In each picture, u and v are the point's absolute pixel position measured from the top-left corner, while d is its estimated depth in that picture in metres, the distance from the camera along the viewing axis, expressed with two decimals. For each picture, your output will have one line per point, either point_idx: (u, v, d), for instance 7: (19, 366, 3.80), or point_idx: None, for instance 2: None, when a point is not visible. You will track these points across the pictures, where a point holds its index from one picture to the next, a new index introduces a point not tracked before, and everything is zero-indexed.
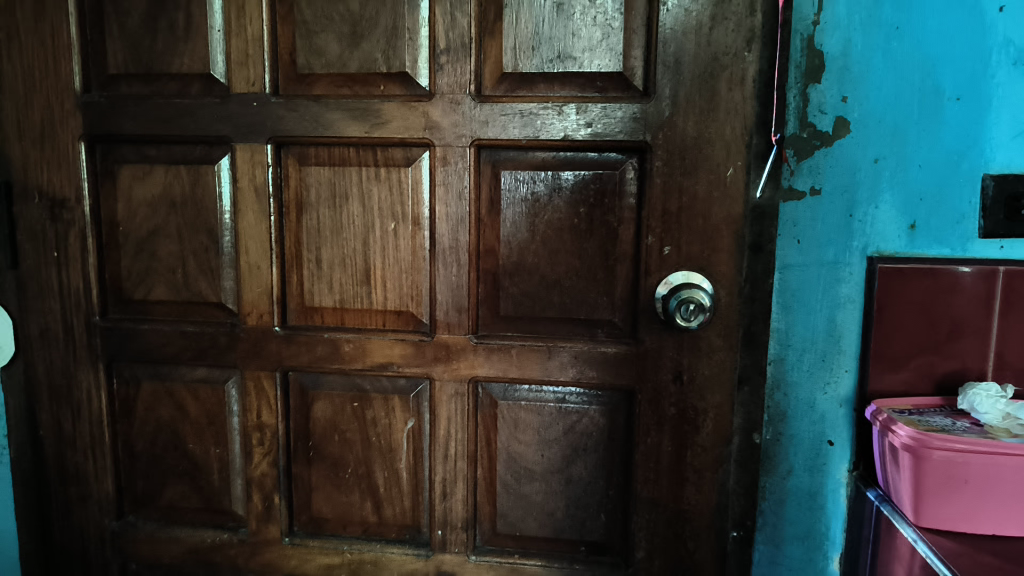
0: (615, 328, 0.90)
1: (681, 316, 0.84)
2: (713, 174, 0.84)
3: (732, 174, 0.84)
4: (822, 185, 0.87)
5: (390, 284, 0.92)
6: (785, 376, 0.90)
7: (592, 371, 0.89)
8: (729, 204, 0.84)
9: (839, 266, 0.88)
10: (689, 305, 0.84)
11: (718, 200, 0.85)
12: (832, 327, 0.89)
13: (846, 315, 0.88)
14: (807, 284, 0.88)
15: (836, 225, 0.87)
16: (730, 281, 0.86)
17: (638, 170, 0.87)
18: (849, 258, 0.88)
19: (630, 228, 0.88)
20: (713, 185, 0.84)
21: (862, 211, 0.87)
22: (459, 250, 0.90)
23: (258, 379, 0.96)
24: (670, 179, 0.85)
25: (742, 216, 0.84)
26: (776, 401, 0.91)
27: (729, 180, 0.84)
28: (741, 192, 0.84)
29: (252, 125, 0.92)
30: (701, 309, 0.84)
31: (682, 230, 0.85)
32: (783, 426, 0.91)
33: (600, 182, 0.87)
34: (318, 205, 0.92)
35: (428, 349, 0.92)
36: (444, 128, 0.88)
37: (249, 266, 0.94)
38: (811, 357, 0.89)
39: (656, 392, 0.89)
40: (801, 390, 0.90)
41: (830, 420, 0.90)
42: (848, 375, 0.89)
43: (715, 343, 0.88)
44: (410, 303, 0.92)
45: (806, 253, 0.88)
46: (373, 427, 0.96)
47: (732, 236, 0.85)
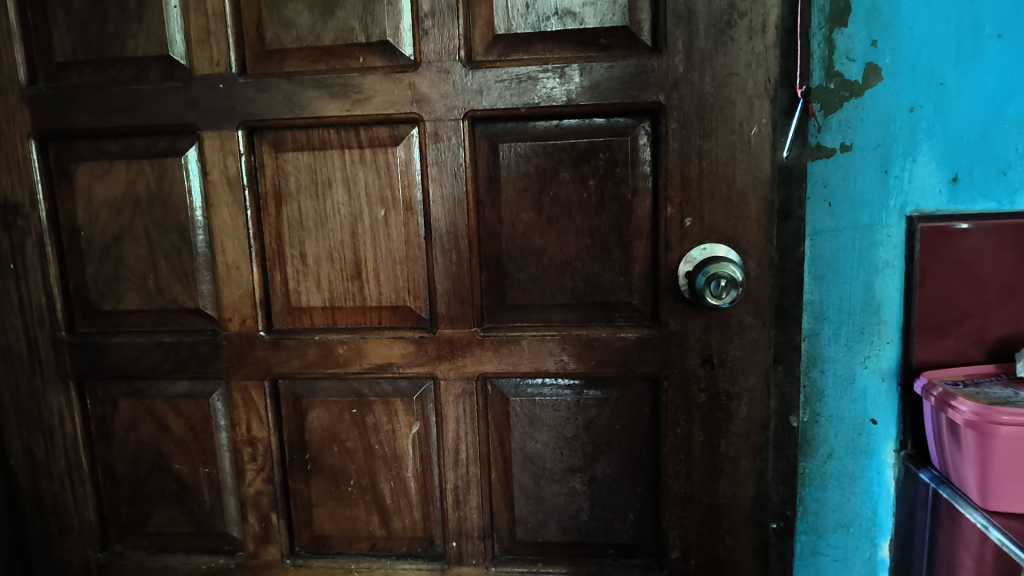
0: (634, 311, 0.81)
1: (709, 296, 0.74)
2: (735, 134, 0.76)
3: (757, 133, 0.76)
4: (853, 140, 0.79)
5: (383, 277, 0.84)
6: (821, 352, 0.83)
7: (612, 360, 0.81)
8: (754, 167, 0.76)
9: (874, 229, 0.80)
10: (719, 283, 0.73)
11: (744, 161, 0.76)
12: (871, 296, 0.81)
13: (885, 283, 0.81)
14: (841, 250, 0.81)
15: (869, 184, 0.79)
16: (761, 252, 0.78)
17: (651, 135, 0.78)
18: (886, 219, 0.80)
19: (645, 200, 0.79)
20: (736, 146, 0.76)
21: (898, 166, 0.79)
22: (458, 234, 0.81)
23: (246, 390, 0.88)
24: (688, 141, 0.76)
25: (770, 180, 0.76)
26: (812, 380, 0.84)
27: (754, 139, 0.76)
28: (768, 152, 0.76)
29: (220, 111, 0.82)
30: (735, 285, 0.74)
31: (704, 198, 0.77)
32: (820, 407, 0.84)
33: (610, 150, 0.78)
34: (299, 195, 0.84)
35: (429, 347, 0.84)
36: (433, 101, 0.79)
37: (226, 267, 0.85)
38: (848, 329, 0.82)
39: (684, 378, 0.81)
40: (839, 366, 0.83)
41: (872, 397, 0.83)
42: (889, 347, 0.82)
43: (747, 321, 0.79)
44: (408, 298, 0.84)
45: (838, 217, 0.80)
46: (374, 435, 0.88)
47: (760, 202, 0.77)
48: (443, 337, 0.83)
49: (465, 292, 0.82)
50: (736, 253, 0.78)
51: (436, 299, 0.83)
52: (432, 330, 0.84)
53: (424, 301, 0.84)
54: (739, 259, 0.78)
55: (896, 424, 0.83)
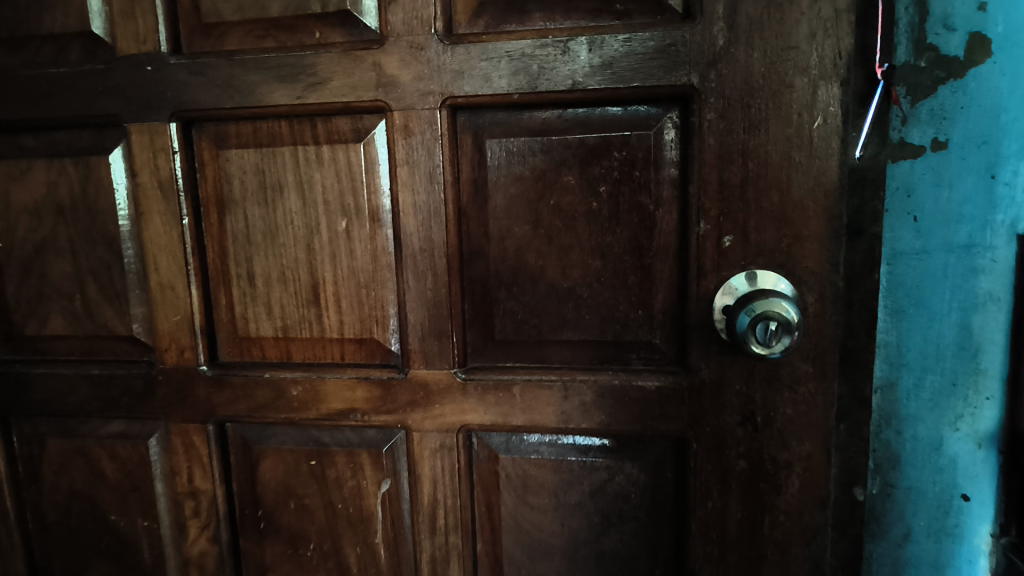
0: (655, 353, 0.64)
1: (755, 342, 0.55)
2: (792, 127, 0.58)
3: (822, 126, 0.57)
4: (948, 136, 0.60)
5: (345, 303, 0.68)
6: (897, 408, 0.65)
7: (626, 414, 0.64)
8: (816, 171, 0.58)
9: (973, 252, 0.61)
10: (768, 326, 0.54)
11: (803, 163, 0.58)
12: (965, 338, 0.63)
13: (985, 322, 0.63)
14: (927, 279, 0.63)
15: (969, 193, 0.61)
16: (823, 282, 0.59)
17: (681, 128, 0.60)
18: (991, 238, 0.61)
19: (671, 212, 0.61)
20: (793, 143, 0.58)
21: (1008, 170, 0.60)
22: (434, 253, 0.65)
23: (186, 435, 0.73)
24: (730, 136, 0.58)
25: (838, 187, 0.58)
26: (884, 442, 0.66)
27: (817, 134, 0.57)
28: (836, 151, 0.57)
29: (149, 99, 0.67)
30: (790, 330, 0.54)
31: (748, 211, 0.59)
32: (893, 476, 0.67)
33: (628, 148, 0.61)
34: (244, 202, 0.68)
35: (400, 391, 0.68)
36: (402, 85, 0.62)
37: (161, 287, 0.71)
38: (933, 379, 0.65)
39: (718, 441, 0.63)
40: (920, 426, 0.66)
41: (962, 464, 0.66)
42: (987, 403, 0.64)
43: (801, 372, 0.60)
44: (375, 329, 0.68)
45: (926, 236, 0.62)
46: (337, 491, 0.72)
47: (824, 217, 0.58)
48: (416, 378, 0.67)
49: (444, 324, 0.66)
50: (790, 284, 0.59)
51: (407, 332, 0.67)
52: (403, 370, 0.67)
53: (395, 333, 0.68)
54: (793, 292, 0.59)
55: (993, 499, 0.65)
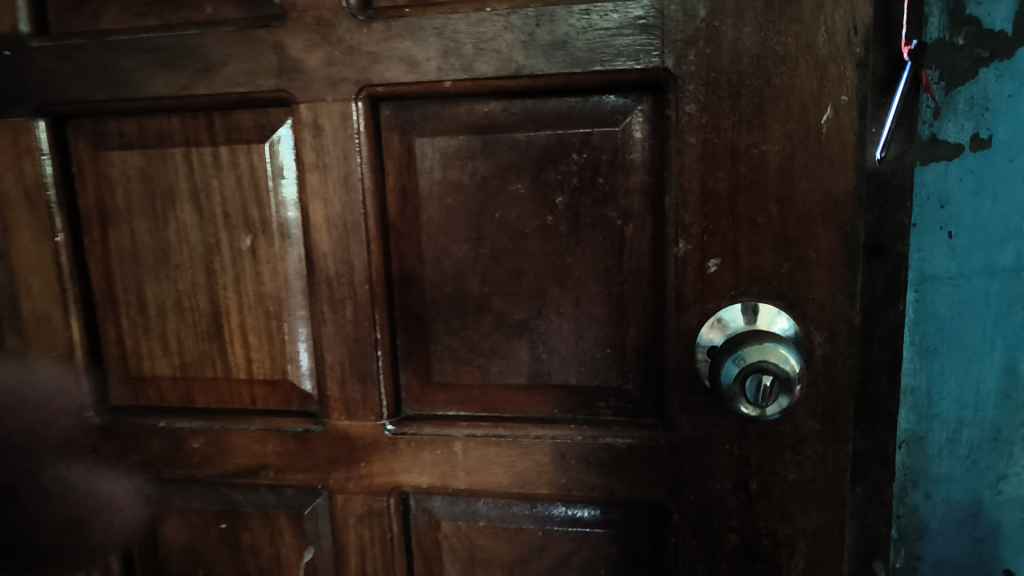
0: (627, 401, 0.52)
1: (744, 403, 0.43)
2: (794, 122, 0.45)
3: (833, 120, 0.45)
4: (993, 132, 0.48)
5: (254, 338, 0.56)
6: (926, 467, 0.54)
7: (591, 478, 0.52)
8: (825, 177, 0.45)
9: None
10: (763, 383, 0.42)
11: (809, 167, 0.45)
12: (1012, 384, 0.51)
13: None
14: (965, 310, 0.51)
15: (1018, 203, 0.49)
16: (835, 317, 0.46)
17: (654, 123, 0.48)
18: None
19: (645, 228, 0.49)
20: (795, 142, 0.45)
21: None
22: (353, 279, 0.53)
23: (73, 491, 0.62)
24: (716, 133, 0.46)
25: (853, 198, 0.45)
26: (909, 509, 0.55)
27: (828, 130, 0.45)
28: (850, 152, 0.45)
29: (11, 90, 0.55)
30: (789, 390, 0.43)
31: (739, 228, 0.47)
32: (919, 549, 0.55)
33: (589, 148, 0.49)
34: (130, 215, 0.56)
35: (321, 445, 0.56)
36: (311, 71, 0.50)
37: (35, 318, 0.59)
38: (972, 434, 0.53)
39: (704, 511, 0.51)
40: (953, 490, 0.54)
41: (1004, 535, 0.54)
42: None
43: (807, 430, 0.48)
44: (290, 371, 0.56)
45: (964, 258, 0.50)
46: (252, 559, 0.61)
47: (835, 236, 0.46)
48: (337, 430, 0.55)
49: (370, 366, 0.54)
50: (791, 318, 0.47)
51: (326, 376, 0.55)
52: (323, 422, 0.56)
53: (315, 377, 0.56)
54: (797, 328, 0.47)
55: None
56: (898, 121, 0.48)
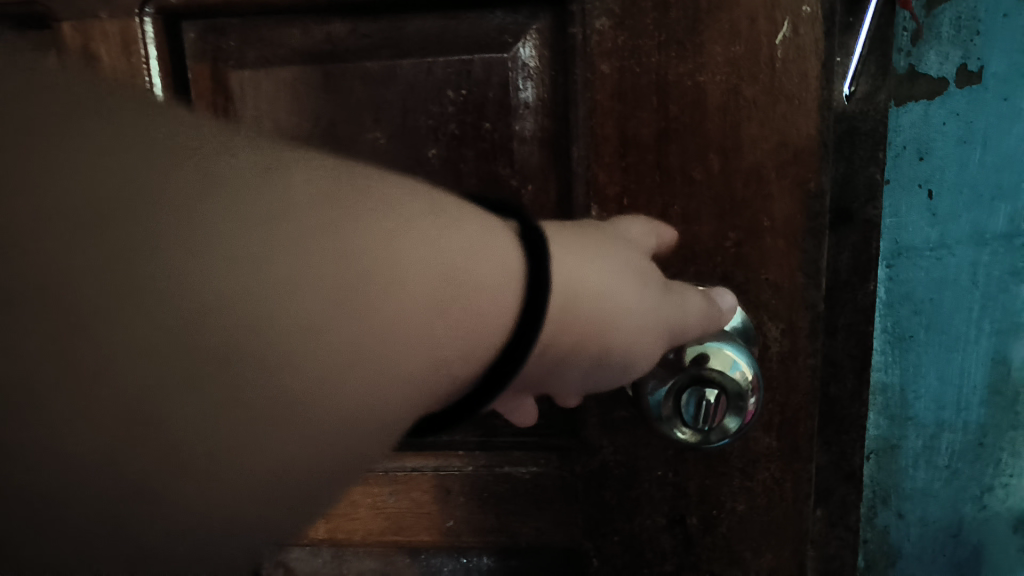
0: (532, 418, 0.40)
1: (676, 428, 0.33)
2: (739, 42, 0.33)
3: (791, 41, 0.32)
4: (985, 62, 0.37)
5: (9, 186, 0.15)
6: (898, 480, 0.45)
7: (488, 516, 0.41)
8: (780, 118, 0.33)
9: (1015, 244, 0.40)
10: (705, 399, 0.32)
11: (761, 104, 0.33)
12: (999, 374, 0.42)
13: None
14: (946, 289, 0.41)
15: (1010, 154, 0.38)
16: (793, 303, 0.35)
17: (557, 49, 0.35)
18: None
19: (549, 190, 0.37)
20: (742, 71, 0.33)
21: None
22: None
23: None
24: (636, 59, 0.34)
25: (815, 146, 0.33)
26: (878, 528, 0.46)
27: (782, 54, 0.32)
28: (813, 84, 0.33)
29: None
30: (740, 411, 0.33)
31: (670, 188, 0.35)
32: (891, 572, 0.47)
33: (468, 82, 0.36)
34: None
35: (251, 470, 0.19)
36: None
37: None
38: (951, 436, 0.44)
39: (630, 556, 0.39)
40: (929, 504, 0.45)
41: (988, 550, 0.46)
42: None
43: (760, 449, 0.37)
44: (117, 269, 0.16)
45: (945, 224, 0.40)
46: None
47: (794, 196, 0.34)
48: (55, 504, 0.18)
49: (463, 250, 0.22)
50: (737, 304, 0.36)
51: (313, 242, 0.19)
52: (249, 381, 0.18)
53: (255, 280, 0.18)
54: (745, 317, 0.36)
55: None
56: (868, 47, 0.36)
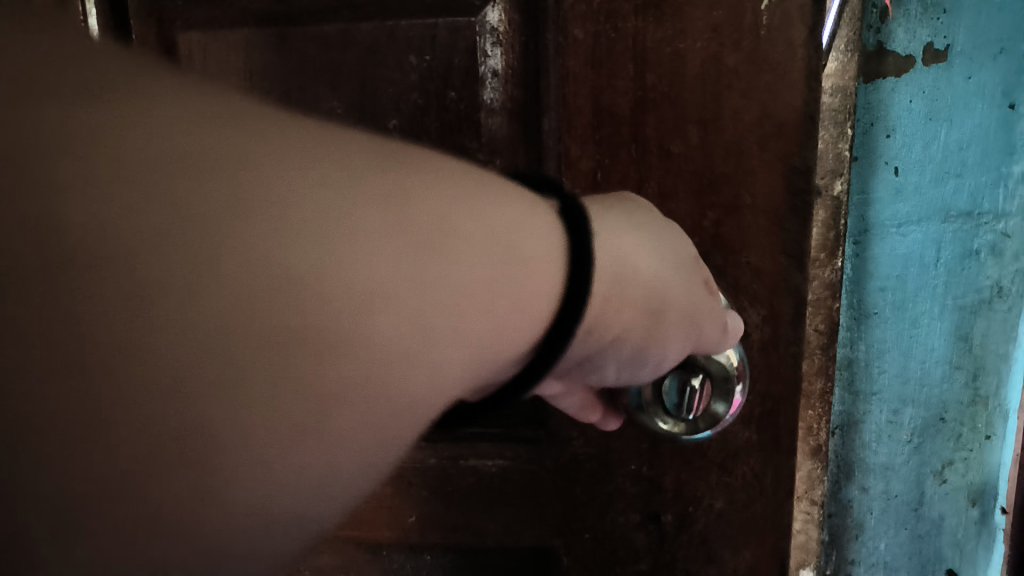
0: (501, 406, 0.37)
1: (661, 416, 0.30)
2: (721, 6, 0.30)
3: (777, 6, 0.30)
4: (951, 41, 0.37)
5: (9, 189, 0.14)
6: (863, 462, 0.44)
7: (451, 510, 0.39)
8: (764, 87, 0.31)
9: (977, 224, 0.40)
10: (692, 387, 0.29)
11: (743, 73, 0.31)
12: (961, 352, 0.42)
13: (989, 324, 0.41)
14: (911, 267, 0.40)
15: (973, 138, 0.38)
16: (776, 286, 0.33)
17: (525, 12, 0.33)
18: (1002, 203, 0.39)
19: (517, 164, 0.35)
20: (724, 38, 0.31)
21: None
22: None
23: None
24: (610, 22, 0.31)
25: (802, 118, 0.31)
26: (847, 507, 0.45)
27: (767, 21, 0.30)
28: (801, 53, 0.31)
29: None
30: (728, 395, 0.31)
31: (645, 163, 0.33)
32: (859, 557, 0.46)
33: (431, 48, 0.34)
34: None
35: (297, 458, 0.17)
36: None
37: None
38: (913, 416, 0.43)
39: (601, 553, 0.37)
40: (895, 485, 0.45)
41: (951, 533, 0.45)
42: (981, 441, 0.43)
43: (739, 441, 0.35)
44: (147, 249, 0.15)
45: (912, 204, 0.39)
46: None
47: (778, 173, 0.32)
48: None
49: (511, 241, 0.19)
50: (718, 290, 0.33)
51: (370, 237, 0.17)
52: (299, 371, 0.16)
53: (297, 285, 0.16)
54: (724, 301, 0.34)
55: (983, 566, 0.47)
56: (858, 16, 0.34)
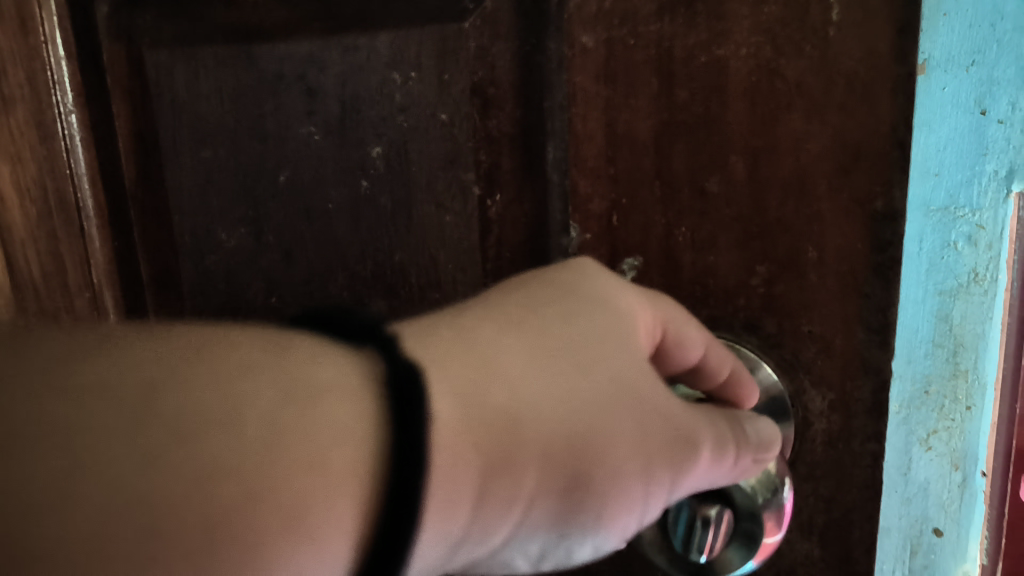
0: None
1: (663, 554, 0.26)
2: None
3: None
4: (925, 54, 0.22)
5: None
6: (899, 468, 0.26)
7: None
8: (835, 106, 0.23)
9: (949, 216, 0.23)
10: (703, 524, 0.24)
11: (807, 88, 0.23)
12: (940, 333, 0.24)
13: (966, 316, 0.24)
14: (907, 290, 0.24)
15: (932, 137, 0.23)
16: (847, 366, 0.25)
17: (528, 18, 0.26)
18: (977, 191, 0.23)
19: (522, 203, 0.28)
20: (779, 42, 0.23)
21: (1012, 98, 0.22)
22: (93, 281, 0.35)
23: None
24: (628, 26, 0.24)
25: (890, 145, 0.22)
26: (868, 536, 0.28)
27: (840, 16, 0.22)
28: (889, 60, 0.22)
29: None
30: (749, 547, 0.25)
31: (677, 204, 0.25)
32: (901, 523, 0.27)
33: (414, 61, 0.28)
34: None
35: None
36: None
37: None
38: (904, 404, 0.25)
39: None
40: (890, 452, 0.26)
41: (935, 498, 0.26)
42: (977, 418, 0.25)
43: (795, 555, 0.27)
44: None
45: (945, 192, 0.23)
46: None
47: (859, 219, 0.24)
48: None
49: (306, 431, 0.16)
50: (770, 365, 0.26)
51: (67, 541, 0.14)
52: None
53: None
54: (777, 379, 0.26)
55: (972, 559, 0.26)
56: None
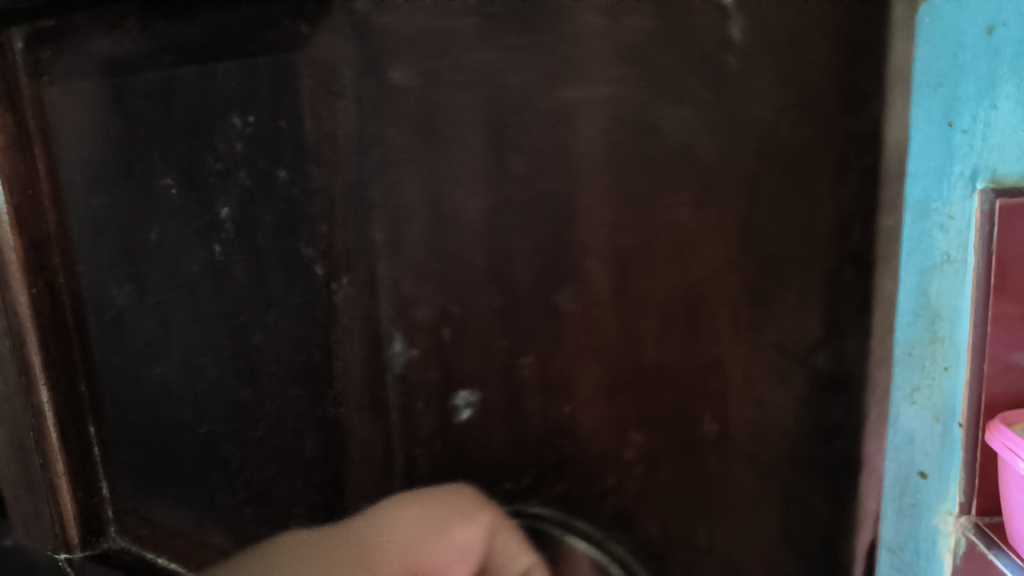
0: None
1: None
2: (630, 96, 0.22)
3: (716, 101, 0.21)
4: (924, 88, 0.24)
5: None
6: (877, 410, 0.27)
7: None
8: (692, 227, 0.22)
9: (926, 209, 0.25)
10: None
11: (670, 159, 0.22)
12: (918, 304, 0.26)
13: (942, 294, 0.25)
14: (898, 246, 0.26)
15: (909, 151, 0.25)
16: (763, 491, 0.24)
17: (372, 77, 0.23)
18: (944, 187, 0.25)
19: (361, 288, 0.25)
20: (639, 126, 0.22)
21: (974, 111, 0.24)
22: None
23: None
24: (449, 59, 0.22)
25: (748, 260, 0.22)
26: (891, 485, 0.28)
27: (691, 66, 0.21)
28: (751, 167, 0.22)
29: None
30: None
31: (533, 319, 0.24)
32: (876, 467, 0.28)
33: (252, 116, 0.24)
34: None
35: None
36: None
37: None
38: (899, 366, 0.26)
39: None
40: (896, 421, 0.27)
41: (921, 446, 0.27)
42: (952, 379, 0.26)
43: None
44: None
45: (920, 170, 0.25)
46: None
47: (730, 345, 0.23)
48: None
49: None
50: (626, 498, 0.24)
51: None
52: None
53: None
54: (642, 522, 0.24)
55: (953, 502, 0.27)
56: (889, 73, 0.22)
